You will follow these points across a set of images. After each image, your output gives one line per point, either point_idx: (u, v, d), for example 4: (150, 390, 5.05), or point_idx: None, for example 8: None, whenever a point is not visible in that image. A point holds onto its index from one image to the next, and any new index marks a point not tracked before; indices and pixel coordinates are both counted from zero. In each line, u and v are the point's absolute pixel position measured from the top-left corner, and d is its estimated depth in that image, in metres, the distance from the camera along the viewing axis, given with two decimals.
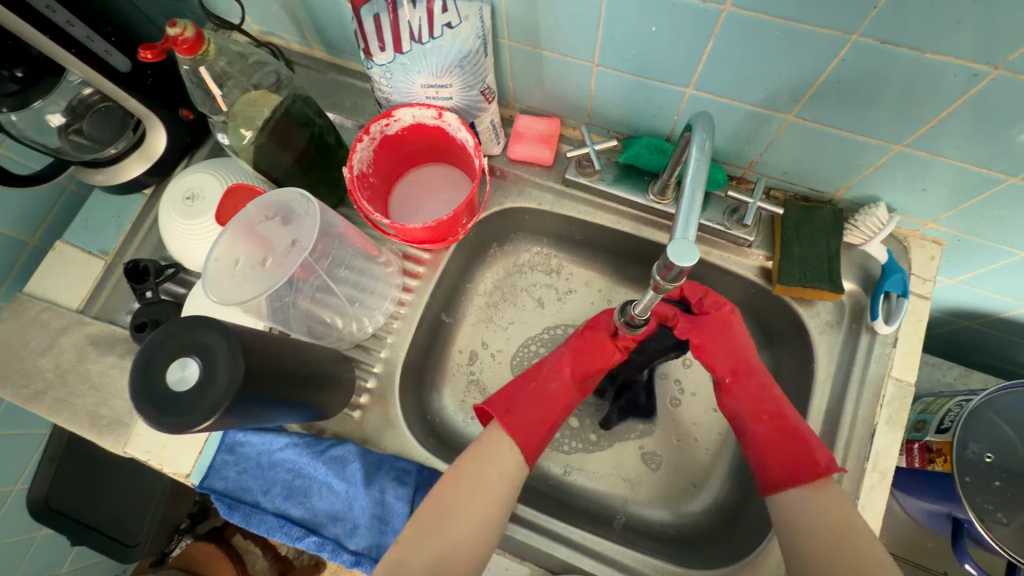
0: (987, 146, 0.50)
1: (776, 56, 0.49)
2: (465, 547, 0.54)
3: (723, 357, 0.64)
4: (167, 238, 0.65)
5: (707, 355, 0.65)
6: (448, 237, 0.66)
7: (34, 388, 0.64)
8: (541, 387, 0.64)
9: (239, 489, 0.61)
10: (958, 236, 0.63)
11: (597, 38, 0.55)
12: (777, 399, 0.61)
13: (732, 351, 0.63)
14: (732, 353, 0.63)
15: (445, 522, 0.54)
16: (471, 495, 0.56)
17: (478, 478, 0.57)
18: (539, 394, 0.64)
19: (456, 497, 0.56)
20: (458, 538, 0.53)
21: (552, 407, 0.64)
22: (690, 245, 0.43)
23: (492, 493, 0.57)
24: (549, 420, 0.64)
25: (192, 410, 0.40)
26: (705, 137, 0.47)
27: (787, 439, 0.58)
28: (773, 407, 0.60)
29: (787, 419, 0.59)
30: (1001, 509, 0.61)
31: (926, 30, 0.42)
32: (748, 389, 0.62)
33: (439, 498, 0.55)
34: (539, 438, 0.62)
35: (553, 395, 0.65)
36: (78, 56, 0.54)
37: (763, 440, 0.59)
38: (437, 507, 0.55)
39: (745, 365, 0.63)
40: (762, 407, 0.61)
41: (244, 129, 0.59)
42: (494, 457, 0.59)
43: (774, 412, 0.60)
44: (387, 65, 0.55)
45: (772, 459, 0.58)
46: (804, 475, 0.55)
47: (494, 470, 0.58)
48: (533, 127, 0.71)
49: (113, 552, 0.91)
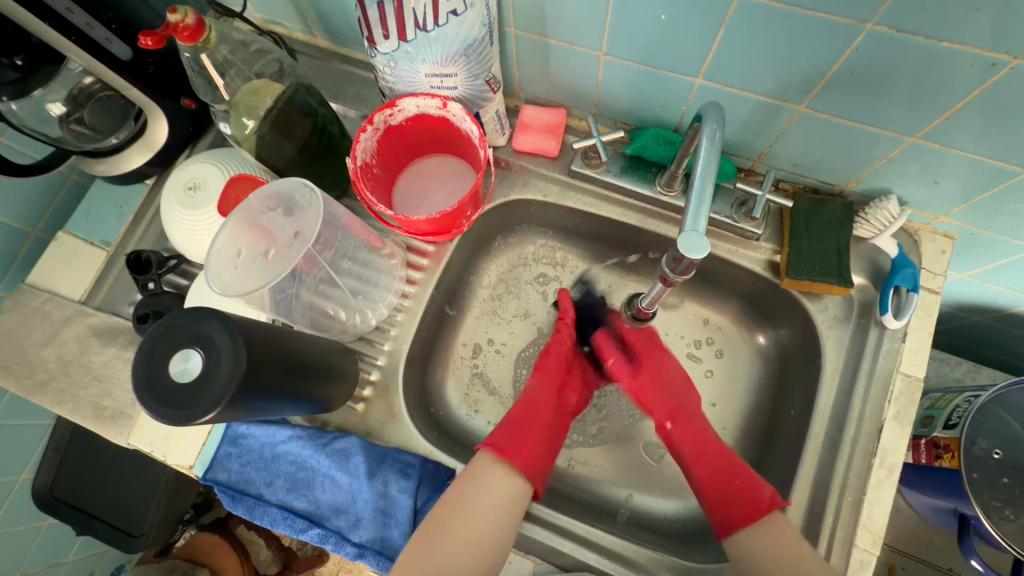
0: (1002, 137, 0.49)
1: (787, 45, 0.48)
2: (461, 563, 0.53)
3: (661, 402, 0.68)
4: (169, 229, 0.64)
5: (645, 398, 0.70)
6: (452, 229, 0.65)
7: (38, 378, 0.64)
8: (521, 408, 0.65)
9: (242, 481, 0.60)
10: (969, 230, 0.62)
11: (604, 27, 0.54)
12: (717, 444, 0.63)
13: (665, 393, 0.69)
14: (669, 399, 0.68)
15: (438, 537, 0.53)
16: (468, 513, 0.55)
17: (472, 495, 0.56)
18: (521, 410, 0.65)
19: (451, 516, 0.55)
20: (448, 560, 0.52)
21: (541, 411, 0.65)
22: (700, 238, 0.43)
23: (492, 516, 0.55)
24: (545, 425, 0.64)
25: (195, 403, 0.39)
26: (716, 127, 0.46)
27: (731, 479, 0.59)
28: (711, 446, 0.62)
29: (727, 458, 0.61)
30: (1008, 506, 0.60)
31: (944, 19, 0.41)
32: (686, 433, 0.65)
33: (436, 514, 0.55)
34: (537, 448, 0.62)
35: (540, 404, 0.66)
36: (78, 44, 0.53)
37: (710, 482, 0.60)
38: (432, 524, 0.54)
39: (681, 410, 0.67)
40: (703, 447, 0.63)
41: (246, 119, 0.58)
42: (484, 481, 0.57)
43: (715, 451, 0.62)
44: (391, 53, 0.54)
45: (720, 499, 0.58)
46: (750, 512, 0.56)
47: (485, 494, 0.56)
48: (538, 118, 0.70)
49: (119, 543, 0.92)
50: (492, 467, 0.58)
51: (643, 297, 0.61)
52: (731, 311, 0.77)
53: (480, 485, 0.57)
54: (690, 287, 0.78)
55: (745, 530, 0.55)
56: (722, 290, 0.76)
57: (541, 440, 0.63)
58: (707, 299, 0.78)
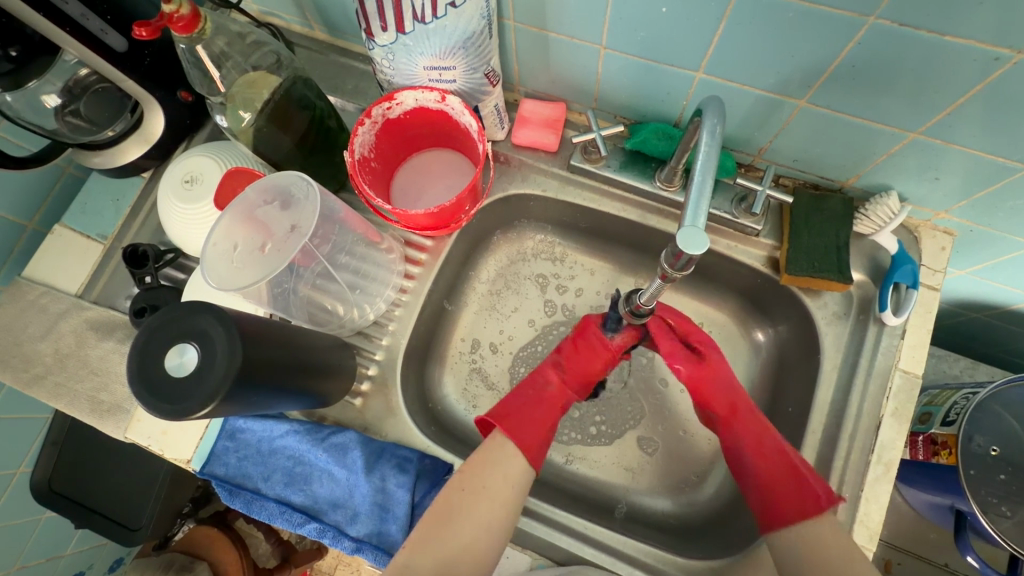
0: (1003, 133, 0.49)
1: (789, 39, 0.48)
2: (471, 551, 0.53)
3: (721, 393, 0.63)
4: (166, 222, 0.64)
5: (702, 391, 0.64)
6: (450, 224, 0.65)
7: (35, 372, 0.63)
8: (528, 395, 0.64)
9: (240, 475, 0.61)
10: (970, 226, 0.62)
11: (605, 20, 0.53)
12: (775, 437, 0.60)
13: (728, 386, 0.63)
14: (730, 389, 0.63)
15: (451, 523, 0.53)
16: (481, 501, 0.55)
17: (482, 483, 0.56)
18: (530, 395, 0.64)
19: (462, 503, 0.55)
20: (463, 541, 0.53)
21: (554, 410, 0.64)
22: (700, 232, 0.42)
23: (504, 498, 0.56)
24: (549, 422, 0.63)
25: (190, 398, 0.39)
26: (716, 122, 0.45)
27: (788, 475, 0.56)
28: (772, 438, 0.59)
29: (785, 456, 0.57)
30: (1005, 502, 0.61)
31: (948, 13, 0.41)
32: (747, 425, 0.61)
33: (444, 502, 0.55)
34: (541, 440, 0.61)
35: (549, 394, 0.64)
36: (73, 35, 0.52)
37: (767, 477, 0.57)
38: (441, 511, 0.54)
39: (744, 402, 0.62)
40: (763, 443, 0.59)
41: (242, 111, 0.57)
42: (500, 463, 0.58)
43: (775, 448, 0.58)
44: (389, 45, 0.53)
45: (775, 494, 0.56)
46: (804, 510, 0.54)
47: (498, 477, 0.56)
48: (537, 112, 0.70)
49: (117, 536, 0.90)
50: (506, 451, 0.58)
51: (641, 294, 0.58)
52: (730, 306, 0.77)
53: (493, 468, 0.57)
54: (687, 283, 0.78)
55: (795, 536, 0.54)
56: (720, 286, 0.76)
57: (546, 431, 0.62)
58: (705, 295, 0.78)
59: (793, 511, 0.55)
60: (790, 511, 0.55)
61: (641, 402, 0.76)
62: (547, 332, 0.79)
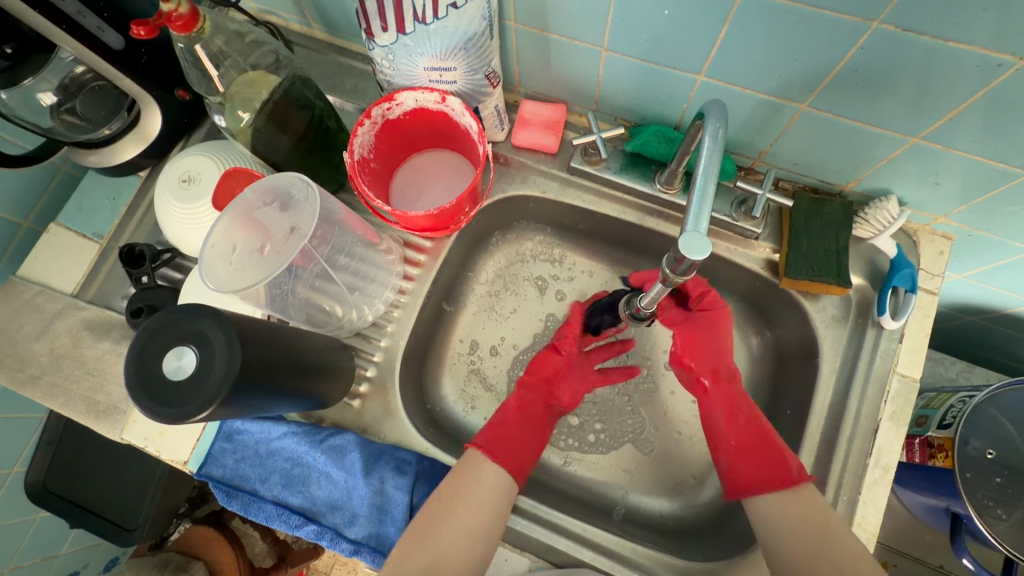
0: (1002, 139, 0.49)
1: (794, 42, 0.48)
2: (455, 558, 0.52)
3: (705, 357, 0.66)
4: (163, 221, 0.64)
5: (688, 350, 0.67)
6: (450, 225, 0.65)
7: (30, 372, 0.63)
8: (506, 410, 0.65)
9: (238, 477, 0.60)
10: (969, 231, 0.62)
11: (607, 21, 0.53)
12: (751, 408, 0.63)
13: (714, 351, 0.66)
14: (713, 358, 0.66)
15: (434, 530, 0.53)
16: (463, 503, 0.54)
17: (469, 496, 0.55)
18: (507, 417, 0.65)
19: (444, 510, 0.54)
20: (447, 548, 0.52)
21: (522, 417, 0.65)
22: (702, 237, 0.42)
23: (489, 507, 0.55)
24: (520, 430, 0.64)
25: (188, 402, 0.39)
26: (719, 125, 0.45)
27: (763, 446, 0.59)
28: (747, 411, 0.63)
29: (763, 427, 0.61)
30: (1000, 505, 0.61)
31: (950, 18, 0.41)
32: (722, 391, 0.65)
33: (429, 510, 0.54)
34: (518, 453, 0.62)
35: (521, 410, 0.66)
36: (70, 33, 0.51)
37: (738, 445, 0.61)
38: (427, 517, 0.53)
39: (725, 368, 0.66)
40: (737, 411, 0.63)
41: (241, 111, 0.57)
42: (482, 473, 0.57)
43: (749, 418, 0.62)
44: (389, 45, 0.53)
45: (748, 458, 0.59)
46: (772, 483, 0.56)
47: (481, 484, 0.56)
48: (537, 113, 0.69)
49: (112, 536, 0.90)
50: (483, 462, 0.58)
51: (643, 296, 0.59)
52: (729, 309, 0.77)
53: (475, 480, 0.56)
54: None
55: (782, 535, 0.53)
56: (719, 288, 0.76)
57: (521, 445, 0.62)
58: None
59: (772, 484, 0.56)
60: (767, 480, 0.57)
61: (640, 405, 0.76)
62: (545, 335, 0.79)
